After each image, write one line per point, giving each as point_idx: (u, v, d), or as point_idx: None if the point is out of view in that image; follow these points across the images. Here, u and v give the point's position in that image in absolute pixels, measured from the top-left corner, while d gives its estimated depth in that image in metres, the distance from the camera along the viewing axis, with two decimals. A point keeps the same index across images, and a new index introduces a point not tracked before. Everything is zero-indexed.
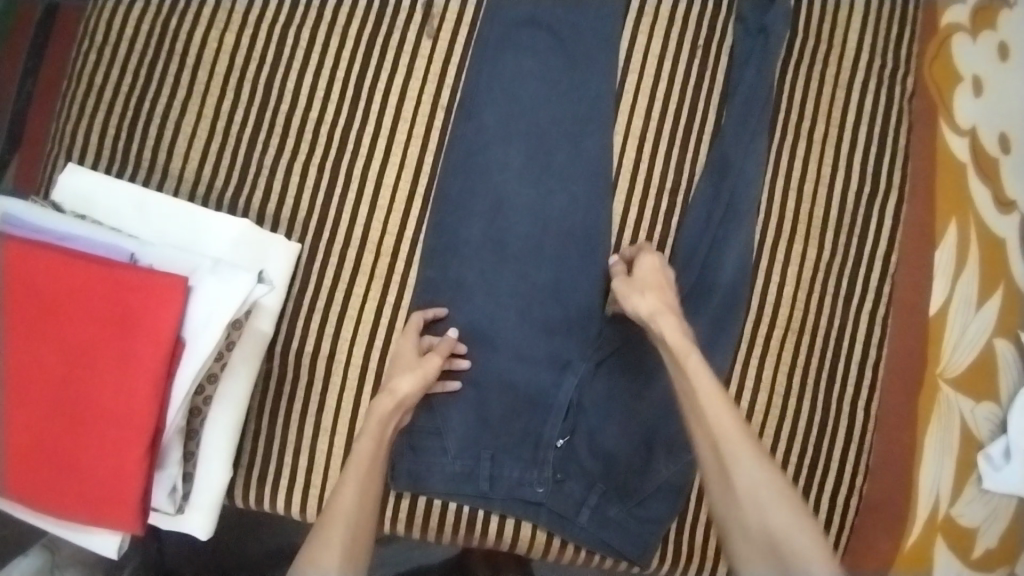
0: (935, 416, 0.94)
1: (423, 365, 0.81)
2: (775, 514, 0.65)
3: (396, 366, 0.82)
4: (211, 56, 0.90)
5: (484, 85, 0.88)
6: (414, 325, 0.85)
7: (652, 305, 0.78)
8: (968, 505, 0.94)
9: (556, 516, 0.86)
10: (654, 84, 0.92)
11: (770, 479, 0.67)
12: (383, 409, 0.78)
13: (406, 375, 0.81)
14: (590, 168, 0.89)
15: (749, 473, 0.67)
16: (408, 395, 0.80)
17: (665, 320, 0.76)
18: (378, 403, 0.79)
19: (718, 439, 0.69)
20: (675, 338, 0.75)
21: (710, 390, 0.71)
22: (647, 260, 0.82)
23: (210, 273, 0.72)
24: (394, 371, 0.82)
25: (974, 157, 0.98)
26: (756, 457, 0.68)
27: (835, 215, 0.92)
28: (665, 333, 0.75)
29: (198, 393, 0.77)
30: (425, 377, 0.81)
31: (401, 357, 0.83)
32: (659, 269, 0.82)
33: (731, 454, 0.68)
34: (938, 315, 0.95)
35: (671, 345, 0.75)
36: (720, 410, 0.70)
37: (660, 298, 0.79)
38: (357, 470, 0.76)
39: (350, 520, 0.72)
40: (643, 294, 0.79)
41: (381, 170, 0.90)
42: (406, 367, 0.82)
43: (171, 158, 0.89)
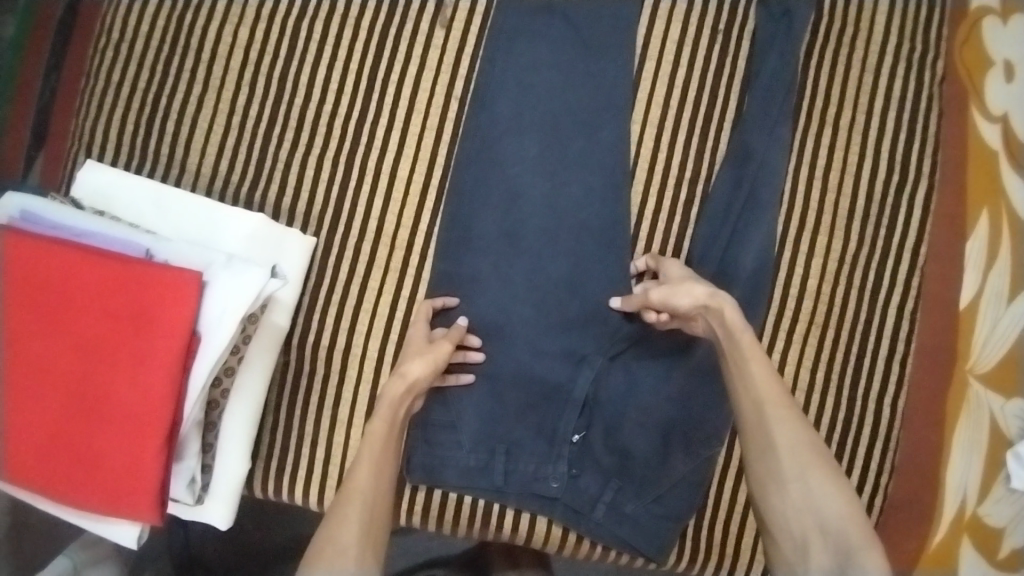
0: (964, 412, 0.91)
1: (433, 349, 0.81)
2: (815, 473, 0.67)
3: (406, 351, 0.82)
4: (225, 50, 0.90)
5: (498, 76, 0.87)
6: (423, 313, 0.85)
7: (706, 289, 0.76)
8: (996, 504, 0.92)
9: (572, 511, 0.86)
10: (673, 72, 0.90)
11: (810, 441, 0.68)
12: (393, 391, 0.78)
13: (417, 357, 0.80)
14: (607, 159, 0.87)
15: (789, 434, 0.68)
16: (419, 377, 0.79)
17: (720, 298, 0.75)
18: (388, 386, 0.79)
19: (763, 400, 0.69)
20: (731, 315, 0.73)
21: (756, 356, 0.71)
22: (672, 267, 0.83)
23: (223, 268, 0.72)
24: (405, 357, 0.81)
25: (1006, 145, 0.94)
26: (798, 419, 0.69)
27: (862, 206, 0.89)
28: (725, 308, 0.74)
29: (215, 385, 0.78)
30: (435, 360, 0.80)
31: (410, 342, 0.83)
32: (685, 268, 0.83)
33: (774, 416, 0.69)
34: (968, 309, 0.91)
35: (732, 322, 0.73)
36: (765, 373, 0.70)
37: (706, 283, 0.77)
38: (370, 450, 0.76)
39: (366, 499, 0.73)
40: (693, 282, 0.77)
41: (395, 163, 0.89)
42: (417, 349, 0.82)
43: (187, 153, 0.89)
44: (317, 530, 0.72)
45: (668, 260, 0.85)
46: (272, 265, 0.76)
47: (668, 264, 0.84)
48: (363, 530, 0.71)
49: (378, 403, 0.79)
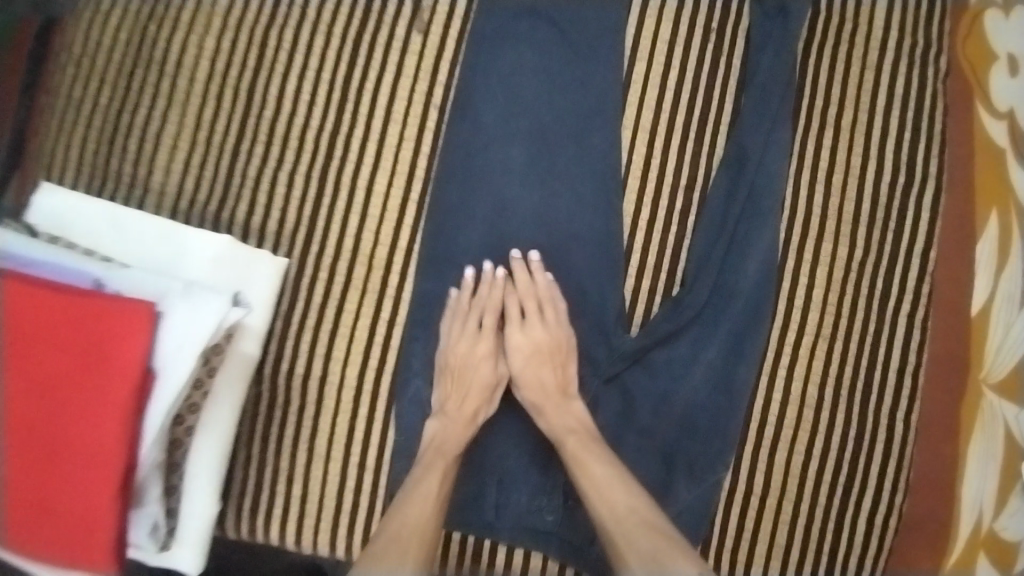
0: (979, 425, 0.87)
1: (496, 381, 0.80)
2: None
3: (471, 370, 0.79)
4: (185, 58, 0.81)
5: (481, 79, 0.81)
6: (492, 312, 0.80)
7: (526, 390, 0.78)
8: (1013, 519, 0.87)
9: (568, 546, 0.79)
10: (665, 72, 0.84)
11: (660, 549, 0.66)
12: (456, 425, 0.77)
13: (484, 390, 0.79)
14: (597, 167, 0.82)
15: (639, 546, 0.66)
16: (480, 409, 0.79)
17: (543, 404, 0.77)
18: (453, 416, 0.78)
19: (606, 516, 0.69)
20: (551, 427, 0.76)
21: (595, 464, 0.73)
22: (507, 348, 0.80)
23: (180, 298, 0.66)
24: (484, 376, 0.79)
25: (1013, 142, 0.90)
26: (646, 528, 0.67)
27: (866, 209, 0.84)
28: (541, 412, 0.77)
29: (177, 424, 0.71)
30: (495, 398, 0.80)
31: (477, 359, 0.79)
32: (517, 347, 0.79)
33: (621, 533, 0.68)
34: (981, 314, 0.87)
35: (553, 430, 0.76)
36: (604, 488, 0.71)
37: (539, 377, 0.78)
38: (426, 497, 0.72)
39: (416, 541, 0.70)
40: (515, 372, 0.79)
41: (372, 175, 0.80)
42: (487, 382, 0.79)
43: (151, 172, 0.81)
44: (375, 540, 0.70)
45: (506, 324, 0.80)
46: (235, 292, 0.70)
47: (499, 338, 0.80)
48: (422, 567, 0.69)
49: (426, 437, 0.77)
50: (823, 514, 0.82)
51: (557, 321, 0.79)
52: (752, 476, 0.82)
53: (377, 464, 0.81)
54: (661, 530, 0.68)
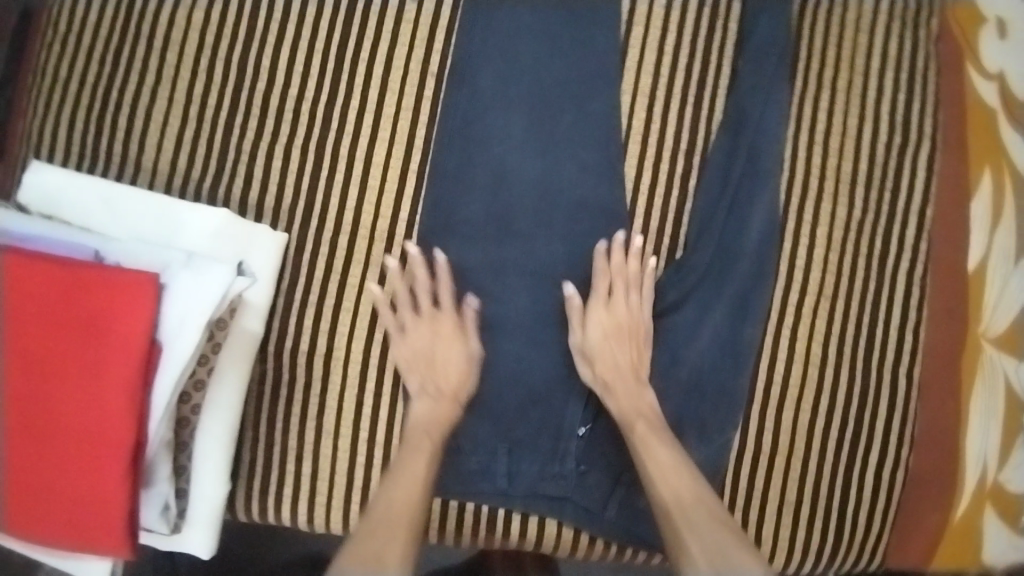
0: (980, 379, 0.87)
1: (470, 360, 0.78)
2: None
3: (441, 346, 0.78)
4: (178, 34, 0.80)
5: (477, 52, 0.81)
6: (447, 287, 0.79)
7: (603, 369, 0.77)
8: (1016, 471, 0.90)
9: (583, 510, 0.80)
10: (662, 38, 0.84)
11: (720, 536, 0.67)
12: (441, 405, 0.77)
13: (460, 368, 0.78)
14: (597, 133, 0.81)
15: (702, 530, 0.68)
16: (460, 388, 0.78)
17: (617, 386, 0.77)
18: (436, 396, 0.77)
19: (665, 495, 0.71)
20: (621, 413, 0.76)
21: (659, 459, 0.72)
22: (585, 342, 0.78)
23: (183, 269, 0.65)
24: (450, 352, 0.78)
25: (1003, 103, 0.90)
26: (709, 515, 0.69)
27: (863, 170, 0.85)
28: (611, 395, 0.77)
29: (184, 402, 0.70)
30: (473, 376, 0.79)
31: (445, 335, 0.78)
32: (598, 340, 0.77)
33: (683, 515, 0.69)
34: (977, 272, 0.88)
35: (623, 416, 0.76)
36: (666, 470, 0.72)
37: (621, 360, 0.77)
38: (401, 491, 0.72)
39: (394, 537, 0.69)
40: (595, 353, 0.77)
41: (369, 148, 0.80)
42: (460, 361, 0.78)
43: (146, 151, 0.79)
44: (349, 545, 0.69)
45: (587, 317, 0.78)
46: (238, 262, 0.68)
47: (578, 330, 0.78)
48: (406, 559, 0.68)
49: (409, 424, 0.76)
50: (832, 472, 0.83)
51: (639, 310, 0.79)
52: (761, 436, 0.82)
53: (387, 439, 0.80)
54: (720, 517, 0.69)
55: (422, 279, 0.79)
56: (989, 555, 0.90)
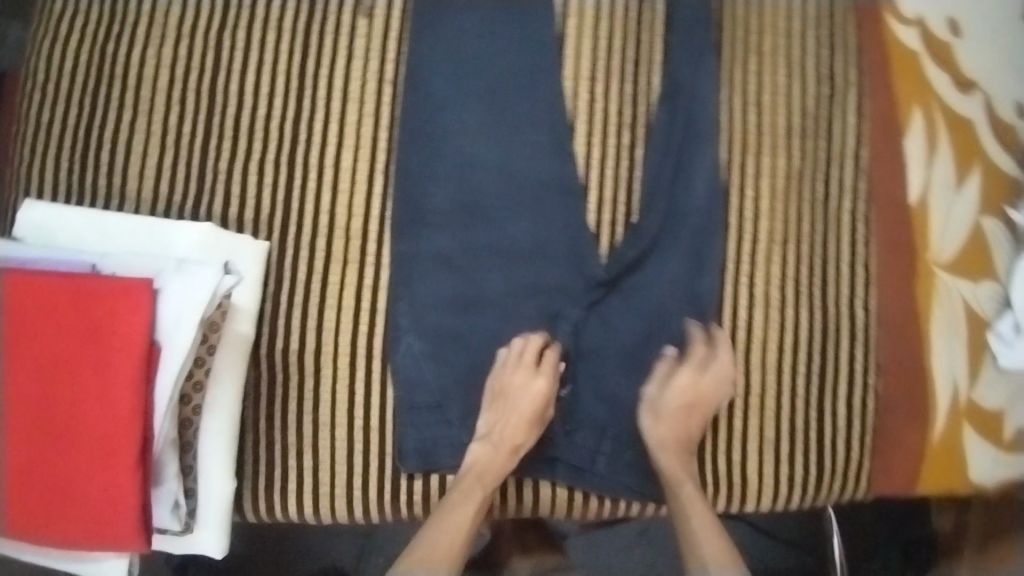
0: (937, 302, 0.92)
1: (539, 418, 0.83)
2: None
3: (519, 406, 0.82)
4: (150, 72, 0.87)
5: (426, 54, 0.86)
6: (547, 360, 0.84)
7: (671, 422, 0.83)
8: (989, 387, 0.94)
9: (574, 469, 0.85)
10: (597, 23, 0.89)
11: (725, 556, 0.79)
12: (499, 455, 0.81)
13: (524, 425, 0.82)
14: (546, 116, 0.87)
15: (712, 550, 0.79)
16: (523, 442, 0.82)
17: (673, 441, 0.83)
18: (496, 445, 0.82)
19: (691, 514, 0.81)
20: (670, 469, 0.83)
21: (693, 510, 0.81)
22: (672, 393, 0.84)
23: (173, 274, 0.70)
24: (522, 414, 0.82)
25: (926, 45, 0.96)
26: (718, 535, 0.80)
27: (798, 122, 0.91)
28: (665, 452, 0.83)
29: (185, 403, 0.76)
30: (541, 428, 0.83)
31: (530, 398, 0.82)
32: (682, 403, 0.84)
33: (702, 535, 0.80)
34: (920, 203, 0.93)
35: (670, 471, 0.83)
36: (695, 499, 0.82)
37: (691, 417, 0.84)
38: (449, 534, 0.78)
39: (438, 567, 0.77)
40: (662, 409, 0.84)
41: (337, 154, 0.86)
42: (530, 426, 0.82)
43: (130, 181, 0.85)
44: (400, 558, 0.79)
45: (677, 376, 0.84)
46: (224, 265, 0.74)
47: (675, 381, 0.84)
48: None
49: (466, 467, 0.82)
50: (805, 406, 0.88)
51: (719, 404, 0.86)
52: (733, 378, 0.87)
53: (381, 424, 0.84)
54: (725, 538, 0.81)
55: (534, 351, 0.83)
56: (975, 473, 0.94)
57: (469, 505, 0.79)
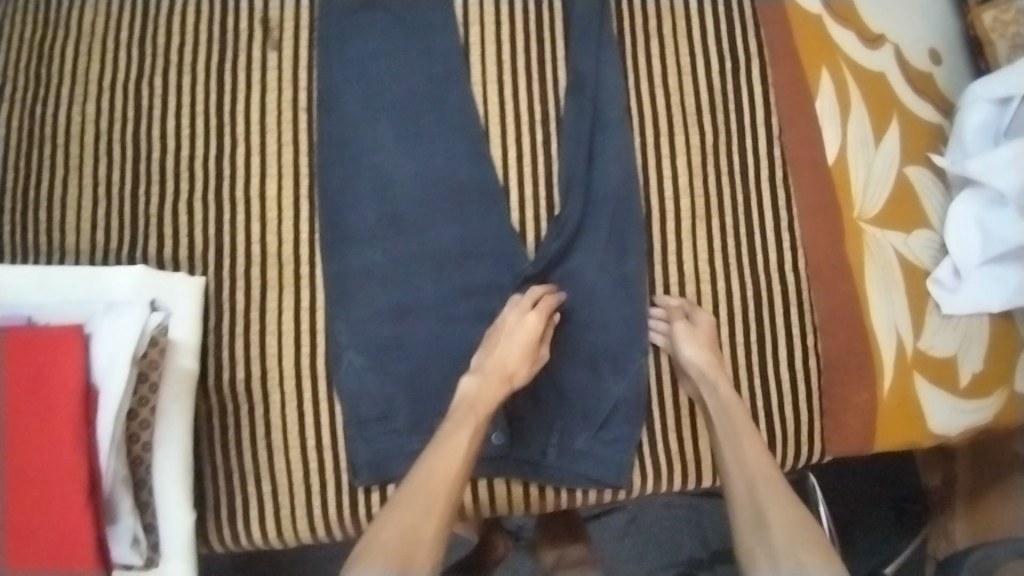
0: (869, 257, 0.93)
1: (534, 353, 0.83)
2: (775, 524, 0.76)
3: (516, 342, 0.82)
4: (78, 129, 0.91)
5: (336, 80, 0.90)
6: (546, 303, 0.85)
7: (701, 356, 0.85)
8: (935, 335, 0.94)
9: (524, 464, 0.86)
10: (497, 28, 0.92)
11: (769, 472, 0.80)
12: (491, 384, 0.81)
13: (519, 355, 0.82)
14: (458, 124, 0.90)
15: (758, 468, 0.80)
16: (516, 373, 0.82)
17: (714, 370, 0.84)
18: (490, 376, 0.81)
19: (737, 431, 0.82)
20: (721, 398, 0.84)
21: (746, 431, 0.82)
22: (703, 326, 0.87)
23: (103, 317, 0.73)
24: (515, 349, 0.82)
25: (827, 7, 0.97)
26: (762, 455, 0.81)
27: (706, 99, 0.93)
28: (715, 385, 0.84)
29: (133, 441, 0.78)
30: (535, 363, 0.83)
31: (527, 336, 0.82)
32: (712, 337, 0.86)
33: (748, 453, 0.81)
34: (838, 161, 0.95)
35: (719, 401, 0.84)
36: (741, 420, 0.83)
37: (705, 346, 0.85)
38: (437, 483, 0.74)
39: (430, 515, 0.73)
40: (691, 346, 0.85)
41: (262, 186, 0.89)
42: (522, 365, 0.82)
43: (68, 234, 0.89)
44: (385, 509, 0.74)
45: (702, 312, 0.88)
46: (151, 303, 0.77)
47: (698, 319, 0.87)
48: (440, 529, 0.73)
49: (458, 400, 0.81)
50: (746, 374, 0.90)
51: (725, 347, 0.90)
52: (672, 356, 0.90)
53: (332, 440, 0.86)
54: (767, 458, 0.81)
55: (543, 297, 0.85)
56: (933, 422, 0.93)
57: (464, 434, 0.77)
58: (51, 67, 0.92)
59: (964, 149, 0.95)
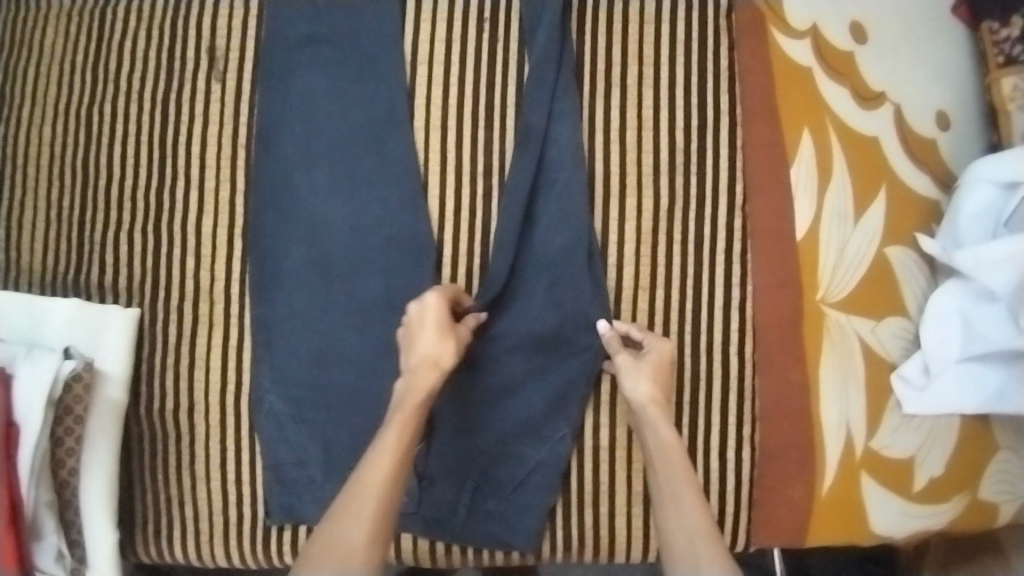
0: (828, 345, 0.85)
1: (454, 331, 0.80)
2: (708, 571, 0.69)
3: (439, 330, 0.79)
4: (33, 149, 0.92)
5: (276, 116, 0.87)
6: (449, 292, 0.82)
7: (643, 388, 0.79)
8: (892, 435, 0.87)
9: (433, 522, 0.86)
10: (446, 70, 0.86)
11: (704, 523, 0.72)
12: (420, 374, 0.77)
13: (439, 339, 0.78)
14: (396, 171, 0.86)
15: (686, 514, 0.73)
16: (442, 356, 0.78)
17: (659, 404, 0.79)
18: (416, 370, 0.78)
19: (674, 468, 0.76)
20: (663, 429, 0.77)
21: (685, 478, 0.75)
22: (651, 355, 0.81)
23: (23, 360, 0.79)
24: (437, 335, 0.79)
25: (819, 57, 0.86)
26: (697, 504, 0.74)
27: (666, 158, 0.85)
28: (656, 425, 0.78)
29: (60, 466, 0.82)
30: (457, 340, 0.80)
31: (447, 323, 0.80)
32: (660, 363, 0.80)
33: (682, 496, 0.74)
34: (808, 236, 0.85)
35: (660, 442, 0.77)
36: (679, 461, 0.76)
37: (649, 373, 0.80)
38: (369, 487, 0.71)
39: (362, 520, 0.69)
40: (630, 376, 0.79)
41: (199, 220, 0.88)
42: (446, 348, 0.79)
43: (20, 254, 0.92)
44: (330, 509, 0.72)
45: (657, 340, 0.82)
46: (66, 348, 0.83)
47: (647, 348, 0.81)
48: (373, 534, 0.69)
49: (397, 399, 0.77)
50: None
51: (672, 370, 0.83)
52: (598, 430, 0.86)
53: (251, 478, 0.88)
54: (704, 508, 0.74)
55: (451, 291, 0.82)
56: (877, 525, 0.87)
57: (394, 433, 0.74)
58: (12, 84, 0.93)
59: (956, 234, 0.84)
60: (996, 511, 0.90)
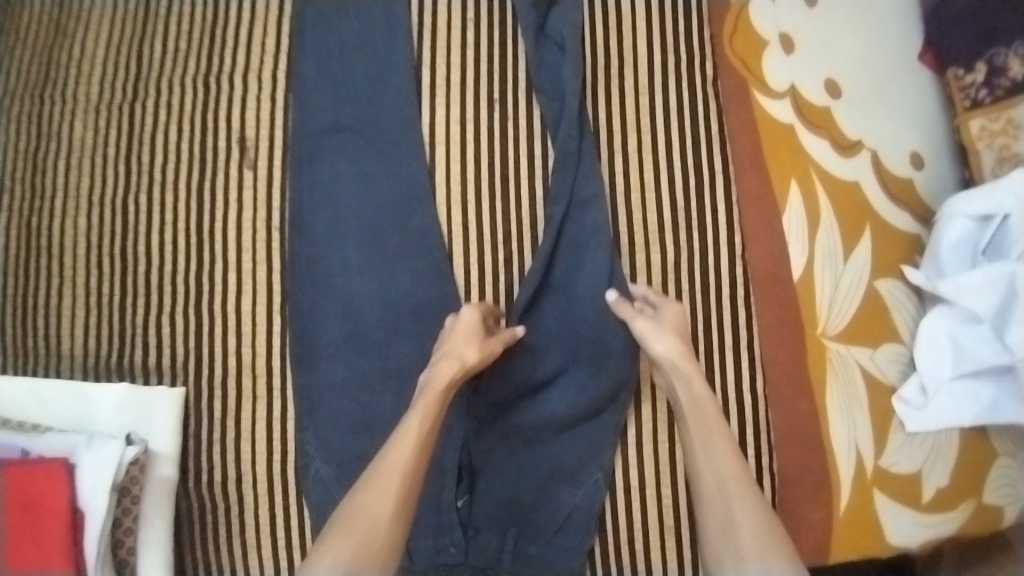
0: (831, 375, 0.92)
1: (484, 339, 0.85)
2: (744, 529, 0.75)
3: (468, 337, 0.84)
4: (70, 240, 0.97)
5: (309, 201, 0.94)
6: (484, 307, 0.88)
7: (671, 346, 0.84)
8: (899, 453, 0.93)
9: (480, 569, 0.91)
10: (462, 147, 0.94)
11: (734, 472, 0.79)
12: (443, 372, 0.82)
13: (470, 343, 0.84)
14: (421, 243, 0.92)
15: (718, 468, 0.79)
16: (467, 357, 0.83)
17: (686, 363, 0.83)
18: (438, 370, 0.83)
19: (700, 426, 0.82)
20: (693, 393, 0.82)
21: (719, 432, 0.81)
22: (670, 315, 0.86)
23: (86, 449, 0.84)
24: (467, 339, 0.84)
25: (799, 114, 0.95)
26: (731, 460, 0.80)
27: (668, 212, 0.92)
28: (688, 378, 0.83)
29: (119, 546, 0.86)
30: (485, 349, 0.84)
31: (475, 329, 0.85)
32: (677, 321, 0.86)
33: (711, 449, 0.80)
34: (804, 277, 0.92)
35: (691, 395, 0.83)
36: (707, 417, 0.82)
37: (673, 337, 0.84)
38: (382, 495, 0.75)
39: (375, 522, 0.73)
40: (656, 338, 0.84)
41: (237, 298, 0.94)
42: (473, 353, 0.83)
43: (63, 341, 0.96)
44: (341, 507, 0.76)
45: (668, 301, 0.88)
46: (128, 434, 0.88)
47: (663, 310, 0.87)
48: (387, 535, 0.73)
49: (417, 401, 0.81)
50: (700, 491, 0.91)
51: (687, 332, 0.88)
52: (627, 471, 0.91)
53: (300, 542, 0.92)
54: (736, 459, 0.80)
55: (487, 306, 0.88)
56: (893, 537, 0.93)
57: (411, 438, 0.78)
58: (51, 180, 0.99)
59: (938, 265, 0.92)
60: (1001, 515, 0.96)
